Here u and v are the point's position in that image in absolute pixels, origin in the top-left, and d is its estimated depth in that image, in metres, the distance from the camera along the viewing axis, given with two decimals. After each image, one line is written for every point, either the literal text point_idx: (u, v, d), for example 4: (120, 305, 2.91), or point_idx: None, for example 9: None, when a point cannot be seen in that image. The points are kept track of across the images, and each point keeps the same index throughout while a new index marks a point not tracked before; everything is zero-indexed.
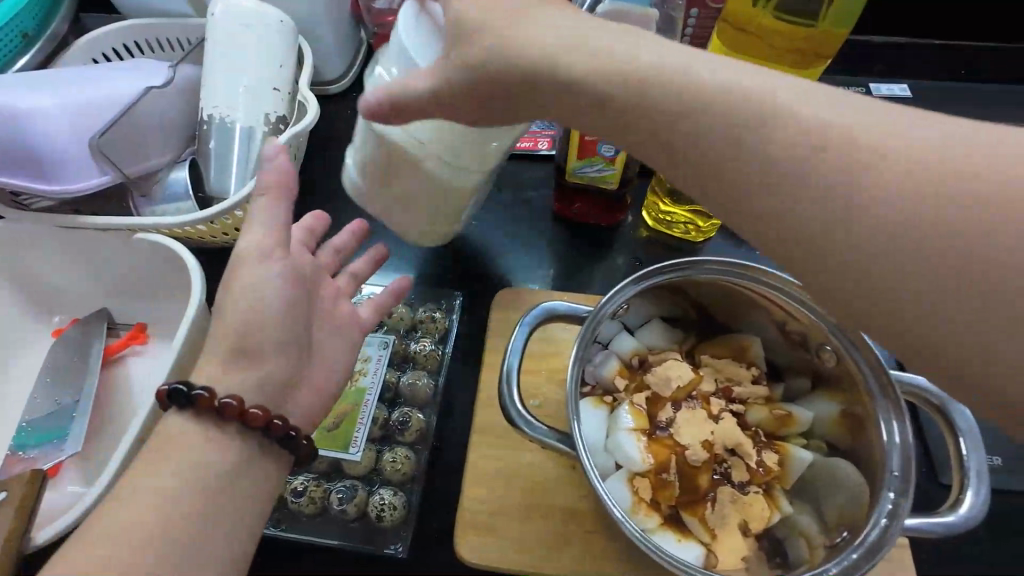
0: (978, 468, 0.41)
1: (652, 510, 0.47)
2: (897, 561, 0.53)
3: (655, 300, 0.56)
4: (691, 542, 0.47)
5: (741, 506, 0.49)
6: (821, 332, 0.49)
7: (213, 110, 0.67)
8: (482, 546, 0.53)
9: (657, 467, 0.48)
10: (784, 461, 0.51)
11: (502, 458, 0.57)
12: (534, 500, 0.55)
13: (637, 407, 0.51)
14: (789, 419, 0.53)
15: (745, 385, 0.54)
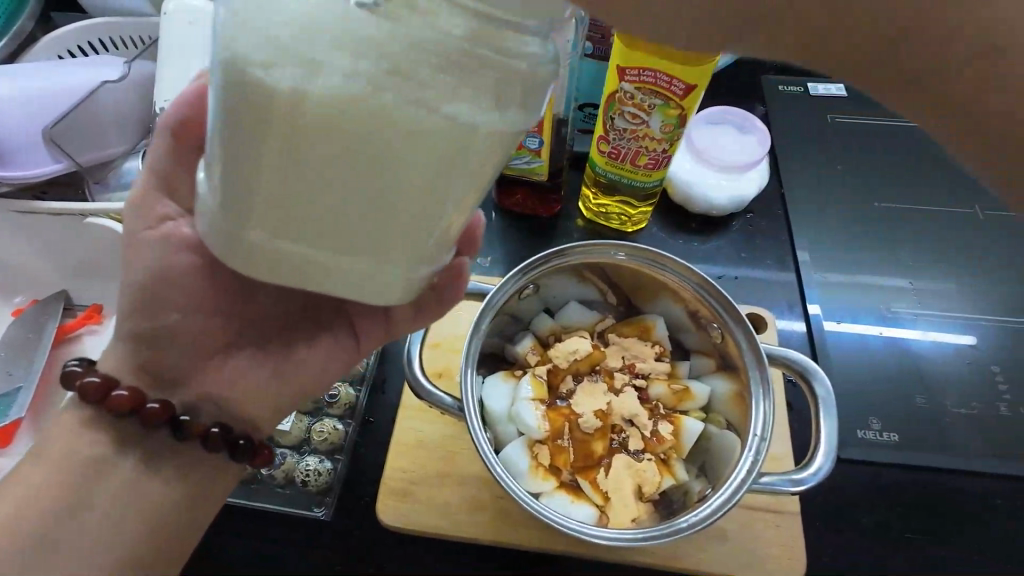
0: (831, 431, 0.45)
1: (548, 474, 0.51)
2: (785, 528, 0.57)
3: (567, 282, 0.60)
4: (583, 504, 0.50)
5: (635, 472, 0.52)
6: (710, 310, 0.54)
7: (164, 103, 0.70)
8: (401, 512, 0.57)
9: (553, 434, 0.52)
10: (678, 432, 0.55)
11: (424, 430, 0.61)
12: (451, 470, 0.59)
13: (540, 379, 0.54)
14: (686, 394, 0.56)
15: (648, 361, 0.58)
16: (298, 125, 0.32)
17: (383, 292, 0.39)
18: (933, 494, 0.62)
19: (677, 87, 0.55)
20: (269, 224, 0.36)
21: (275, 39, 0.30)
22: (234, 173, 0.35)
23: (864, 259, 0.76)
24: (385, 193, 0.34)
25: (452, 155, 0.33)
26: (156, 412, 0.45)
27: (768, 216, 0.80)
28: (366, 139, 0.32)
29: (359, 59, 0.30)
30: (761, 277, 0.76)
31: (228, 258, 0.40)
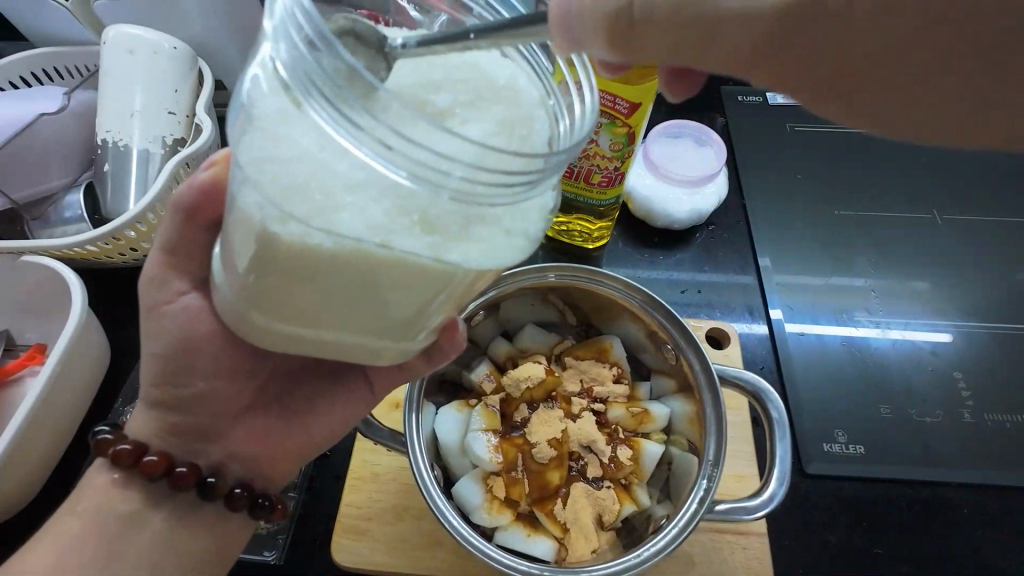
0: (784, 454, 0.44)
1: (504, 507, 0.49)
2: (751, 550, 0.55)
3: (522, 305, 0.59)
4: (540, 538, 0.49)
5: (594, 501, 0.50)
6: (664, 329, 0.53)
7: (108, 134, 0.69)
8: (353, 550, 0.55)
9: (507, 466, 0.50)
10: (638, 456, 0.53)
11: (381, 462, 0.59)
12: (409, 504, 0.57)
13: (492, 409, 0.53)
14: (646, 415, 0.55)
15: (606, 384, 0.56)
16: (315, 265, 0.31)
17: (374, 356, 0.40)
18: (902, 506, 0.61)
19: (622, 106, 0.54)
20: (277, 312, 0.36)
21: (295, 193, 0.29)
22: (246, 272, 0.34)
23: (826, 269, 0.76)
24: (385, 308, 0.35)
25: (447, 284, 0.33)
26: (186, 475, 0.43)
27: (729, 228, 0.79)
28: (368, 275, 0.32)
29: (396, 215, 0.30)
30: (723, 291, 0.75)
31: (245, 334, 0.40)
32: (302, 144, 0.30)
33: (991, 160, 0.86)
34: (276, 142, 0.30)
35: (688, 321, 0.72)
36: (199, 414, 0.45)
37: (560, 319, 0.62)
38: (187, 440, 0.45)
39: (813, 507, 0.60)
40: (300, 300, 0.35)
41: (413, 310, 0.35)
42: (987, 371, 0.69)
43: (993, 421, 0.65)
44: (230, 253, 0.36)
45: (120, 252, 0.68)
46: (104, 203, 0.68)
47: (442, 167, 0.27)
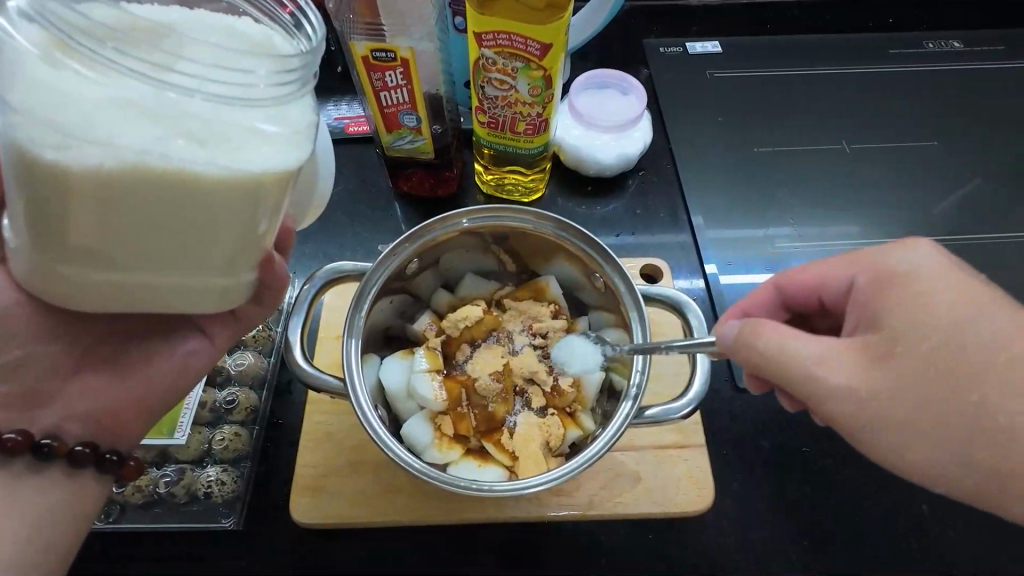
0: (704, 356, 0.48)
1: (453, 443, 0.51)
2: (692, 461, 0.59)
3: (459, 254, 0.61)
4: (491, 466, 0.51)
5: (540, 428, 0.53)
6: (592, 259, 0.55)
7: None
8: (312, 506, 0.56)
9: (452, 403, 0.52)
10: (579, 383, 0.56)
11: (334, 422, 0.60)
12: (365, 457, 0.59)
13: (434, 351, 0.55)
14: (584, 345, 0.57)
15: (544, 320, 0.59)
16: (111, 193, 0.34)
17: (202, 299, 0.42)
18: None
19: (534, 48, 0.56)
20: (83, 257, 0.38)
21: (68, 120, 0.31)
22: (37, 216, 0.36)
23: (755, 209, 0.80)
24: (190, 232, 0.37)
25: (243, 197, 0.35)
26: (15, 441, 0.42)
27: (658, 172, 0.83)
28: (163, 196, 0.34)
29: (167, 132, 0.32)
30: (656, 237, 0.78)
31: (58, 297, 0.41)
32: (60, 80, 0.31)
33: (896, 90, 0.92)
34: (27, 85, 0.31)
35: (624, 260, 0.76)
36: (20, 379, 0.46)
37: (499, 267, 0.64)
38: (20, 403, 0.45)
39: (748, 419, 0.65)
40: (106, 241, 0.37)
41: (219, 236, 0.38)
42: None
43: None
44: (17, 216, 0.38)
45: None
46: None
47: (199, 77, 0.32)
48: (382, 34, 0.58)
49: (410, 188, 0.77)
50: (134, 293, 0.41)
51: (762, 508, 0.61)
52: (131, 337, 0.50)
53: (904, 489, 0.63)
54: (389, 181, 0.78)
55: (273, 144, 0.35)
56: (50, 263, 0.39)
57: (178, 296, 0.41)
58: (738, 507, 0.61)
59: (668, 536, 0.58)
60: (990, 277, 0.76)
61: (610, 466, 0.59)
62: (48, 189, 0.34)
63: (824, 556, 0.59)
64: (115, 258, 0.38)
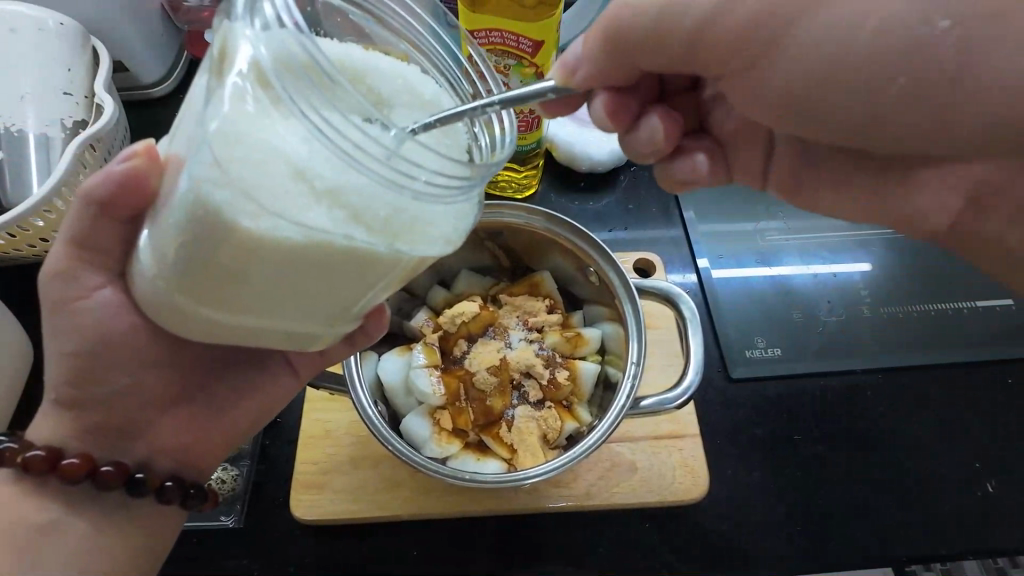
0: (697, 346, 0.49)
1: (452, 436, 0.52)
2: (687, 451, 0.60)
3: (455, 251, 0.61)
4: (490, 459, 0.52)
5: (538, 421, 0.53)
6: (587, 253, 0.56)
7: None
8: (314, 503, 0.57)
9: (450, 397, 0.53)
10: (575, 376, 0.57)
11: (332, 419, 0.60)
12: (364, 453, 0.59)
13: (432, 346, 0.55)
14: (580, 338, 0.58)
15: (540, 314, 0.59)
16: (278, 258, 0.33)
17: (312, 341, 0.41)
18: (818, 397, 0.68)
19: (525, 45, 0.56)
20: (212, 297, 0.36)
21: (279, 191, 0.31)
22: (187, 260, 0.34)
23: (746, 201, 0.82)
24: (331, 292, 0.37)
25: (393, 271, 0.35)
26: (111, 473, 0.42)
27: (650, 168, 0.84)
28: (321, 266, 0.34)
29: (348, 207, 0.32)
30: (648, 231, 0.80)
31: (170, 324, 0.39)
32: (265, 140, 0.31)
33: None
34: (234, 142, 0.31)
35: (617, 255, 0.77)
36: (112, 411, 0.44)
37: (495, 263, 0.64)
38: None
39: (741, 408, 0.66)
40: (241, 294, 0.35)
41: (350, 299, 0.37)
42: (889, 275, 0.76)
43: (893, 315, 0.73)
44: (160, 244, 0.36)
45: (32, 244, 0.65)
46: (4, 193, 0.65)
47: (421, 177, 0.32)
48: None
49: None
50: (252, 335, 0.39)
51: (757, 495, 0.62)
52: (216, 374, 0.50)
53: (893, 472, 0.64)
54: None
55: (435, 228, 0.35)
56: (177, 296, 0.37)
57: (292, 338, 0.40)
58: (732, 494, 0.62)
59: (665, 525, 0.59)
60: (972, 264, 0.78)
61: (606, 458, 0.60)
62: (209, 240, 0.33)
63: (819, 542, 0.60)
64: (241, 307, 0.36)
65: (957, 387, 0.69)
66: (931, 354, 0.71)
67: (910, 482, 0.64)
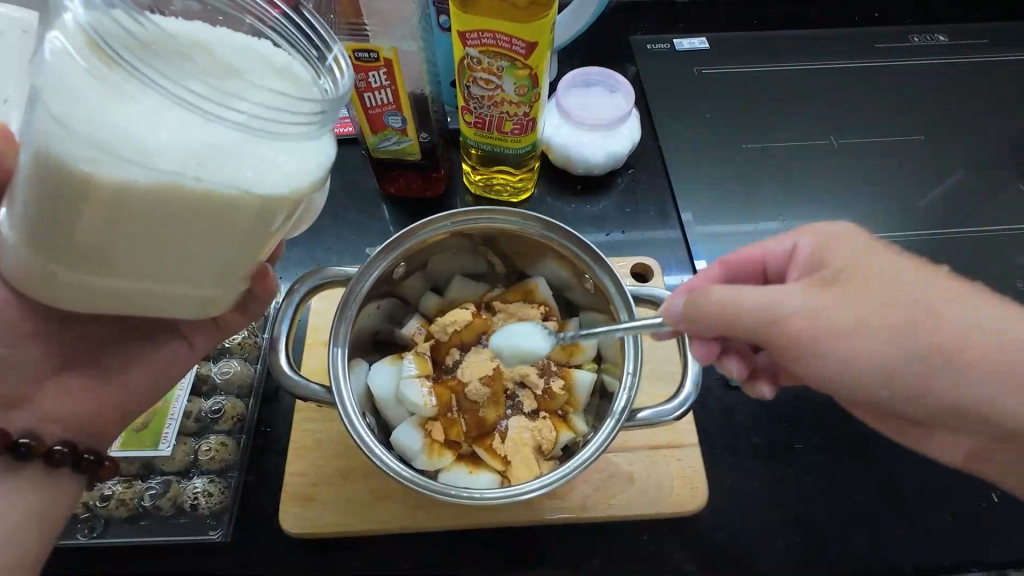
0: (696, 356, 0.47)
1: (444, 449, 0.51)
2: (685, 460, 0.59)
3: (447, 256, 0.60)
4: (483, 472, 0.50)
5: (531, 433, 0.52)
6: (582, 260, 0.54)
7: None
8: (301, 515, 0.55)
9: (443, 408, 0.51)
10: (570, 385, 0.55)
11: (322, 428, 0.59)
12: (354, 463, 0.58)
13: (424, 356, 0.54)
14: (575, 346, 0.57)
15: (534, 322, 0.58)
16: (132, 205, 0.33)
17: (195, 306, 0.41)
18: (819, 404, 0.66)
19: (518, 47, 0.55)
20: (83, 263, 0.37)
21: (101, 136, 0.31)
22: (45, 220, 0.35)
23: (747, 202, 0.81)
24: (198, 246, 0.37)
25: (252, 217, 0.35)
26: None
27: (647, 170, 0.83)
28: (175, 210, 0.34)
29: (185, 147, 0.32)
30: (645, 233, 0.78)
31: (43, 296, 0.39)
32: (96, 91, 0.32)
33: (880, 84, 0.93)
34: (64, 94, 0.32)
35: (615, 258, 0.76)
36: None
37: (488, 269, 0.63)
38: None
39: (741, 416, 0.65)
40: (107, 248, 0.36)
41: (217, 250, 0.37)
42: None
43: None
44: (19, 212, 0.37)
45: None
46: None
47: (245, 110, 0.32)
48: (366, 33, 0.57)
49: (398, 189, 0.76)
50: (127, 297, 0.40)
51: (755, 504, 0.61)
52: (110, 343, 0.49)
53: (895, 482, 0.63)
54: (378, 184, 0.77)
55: (283, 165, 0.34)
56: (44, 264, 0.37)
57: (169, 298, 0.40)
58: (731, 504, 0.60)
59: (663, 536, 0.58)
60: (978, 270, 0.76)
61: (603, 467, 0.58)
62: (58, 194, 0.34)
63: (818, 552, 0.59)
64: (108, 263, 0.37)
65: None
66: None
67: (914, 491, 0.63)
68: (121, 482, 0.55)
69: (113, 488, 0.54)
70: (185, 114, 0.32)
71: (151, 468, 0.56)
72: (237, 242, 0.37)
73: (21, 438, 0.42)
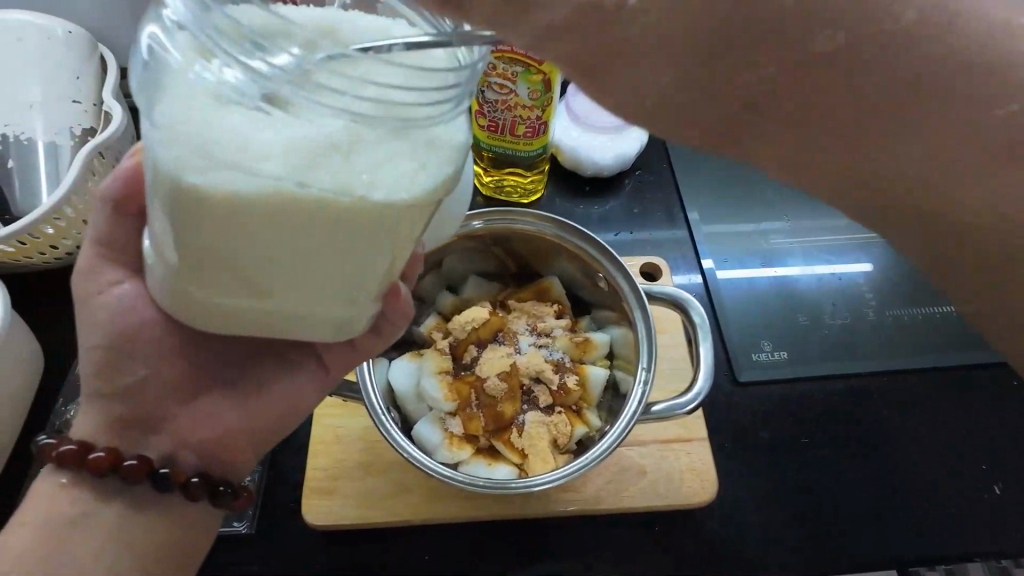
0: (708, 349, 0.49)
1: (463, 443, 0.52)
2: (695, 454, 0.60)
3: (462, 255, 0.61)
4: (501, 465, 0.52)
5: (547, 427, 0.54)
6: (596, 259, 0.56)
7: (7, 128, 0.65)
8: (325, 508, 0.57)
9: (462, 403, 0.53)
10: (584, 381, 0.57)
11: (342, 424, 0.61)
12: (374, 458, 0.59)
13: (443, 352, 0.55)
14: (588, 343, 0.59)
15: (548, 320, 0.60)
16: (245, 221, 0.34)
17: (322, 326, 0.42)
18: (824, 400, 0.68)
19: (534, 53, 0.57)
20: (220, 284, 0.39)
21: (206, 146, 0.31)
22: (180, 247, 0.37)
23: (751, 202, 0.82)
24: (336, 261, 0.37)
25: (373, 226, 0.34)
26: (135, 468, 0.43)
27: (654, 173, 0.84)
28: (293, 223, 0.34)
29: (296, 157, 0.31)
30: (652, 233, 0.80)
31: (185, 316, 0.42)
32: (204, 104, 0.32)
33: None
34: (174, 112, 0.32)
35: (624, 258, 0.77)
36: (135, 400, 0.46)
37: (501, 268, 0.65)
38: None
39: (748, 412, 0.67)
40: (238, 270, 0.37)
41: (346, 265, 0.37)
42: (892, 276, 0.76)
43: (897, 317, 0.73)
44: (159, 239, 0.39)
45: (40, 252, 0.64)
46: (15, 201, 0.65)
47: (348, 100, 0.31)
48: None
49: None
50: (259, 316, 0.41)
51: (763, 497, 0.62)
52: (240, 371, 0.50)
53: (897, 475, 0.65)
54: None
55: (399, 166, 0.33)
56: (185, 287, 0.40)
57: (300, 318, 0.41)
58: (739, 496, 0.62)
59: (675, 527, 0.60)
60: None
61: (616, 461, 0.60)
62: (183, 220, 0.35)
63: (825, 543, 0.61)
64: (243, 284, 0.38)
65: (966, 392, 0.69)
66: (936, 356, 0.71)
67: (916, 484, 0.64)
68: None
69: None
70: (285, 115, 0.32)
71: None
72: (370, 256, 0.37)
73: (161, 467, 0.45)
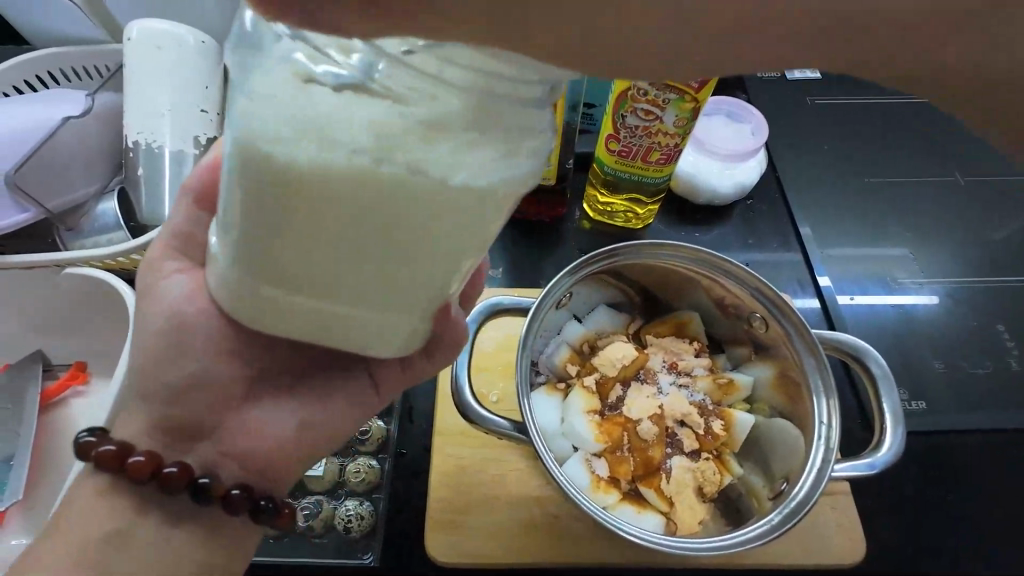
0: (892, 406, 0.47)
1: (610, 487, 0.49)
2: (840, 509, 0.57)
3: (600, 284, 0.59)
4: (650, 513, 0.49)
5: (694, 474, 0.51)
6: (752, 301, 0.53)
7: (139, 136, 0.65)
8: (451, 544, 0.54)
9: (611, 445, 0.50)
10: (730, 426, 0.54)
11: (465, 455, 0.58)
12: (500, 494, 0.57)
13: (588, 389, 0.53)
14: (731, 385, 0.56)
15: (688, 358, 0.57)
16: (327, 200, 0.30)
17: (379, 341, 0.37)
18: (968, 454, 0.64)
19: (693, 81, 0.55)
20: (289, 282, 0.34)
21: (297, 112, 0.28)
22: (250, 237, 0.33)
23: (871, 233, 0.79)
24: (418, 247, 0.31)
25: (459, 217, 0.30)
26: (175, 475, 0.41)
27: (767, 201, 0.81)
28: (373, 210, 0.30)
29: (382, 139, 0.28)
30: (769, 255, 0.77)
31: (251, 319, 0.38)
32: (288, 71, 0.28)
33: None
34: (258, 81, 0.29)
35: None
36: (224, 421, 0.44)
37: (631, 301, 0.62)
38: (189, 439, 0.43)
39: None
40: (302, 263, 0.33)
41: (420, 271, 0.33)
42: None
43: None
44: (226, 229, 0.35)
45: None
46: (139, 210, 0.64)
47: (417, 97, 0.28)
48: None
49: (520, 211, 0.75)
50: (316, 322, 0.36)
51: (909, 558, 0.58)
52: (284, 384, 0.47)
53: None
54: None
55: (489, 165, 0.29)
56: (246, 288, 0.36)
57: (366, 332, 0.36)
58: (883, 557, 0.58)
59: None
60: None
61: None
62: (250, 198, 0.31)
63: None
64: (306, 286, 0.34)
65: None
66: None
67: None
68: (317, 500, 0.55)
69: (310, 505, 0.55)
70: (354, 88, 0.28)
71: (340, 488, 0.56)
72: (446, 258, 0.33)
73: (200, 476, 0.42)
